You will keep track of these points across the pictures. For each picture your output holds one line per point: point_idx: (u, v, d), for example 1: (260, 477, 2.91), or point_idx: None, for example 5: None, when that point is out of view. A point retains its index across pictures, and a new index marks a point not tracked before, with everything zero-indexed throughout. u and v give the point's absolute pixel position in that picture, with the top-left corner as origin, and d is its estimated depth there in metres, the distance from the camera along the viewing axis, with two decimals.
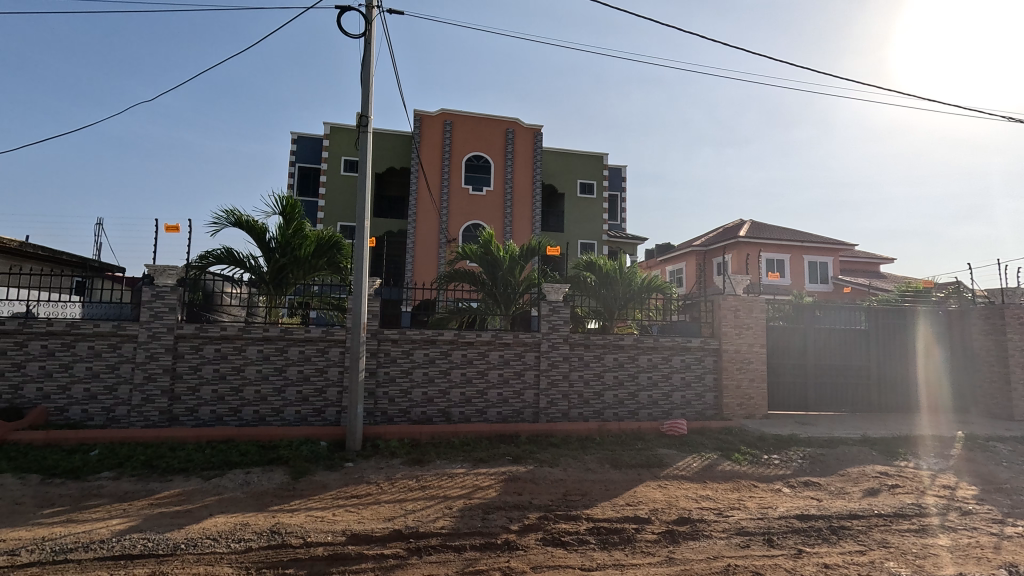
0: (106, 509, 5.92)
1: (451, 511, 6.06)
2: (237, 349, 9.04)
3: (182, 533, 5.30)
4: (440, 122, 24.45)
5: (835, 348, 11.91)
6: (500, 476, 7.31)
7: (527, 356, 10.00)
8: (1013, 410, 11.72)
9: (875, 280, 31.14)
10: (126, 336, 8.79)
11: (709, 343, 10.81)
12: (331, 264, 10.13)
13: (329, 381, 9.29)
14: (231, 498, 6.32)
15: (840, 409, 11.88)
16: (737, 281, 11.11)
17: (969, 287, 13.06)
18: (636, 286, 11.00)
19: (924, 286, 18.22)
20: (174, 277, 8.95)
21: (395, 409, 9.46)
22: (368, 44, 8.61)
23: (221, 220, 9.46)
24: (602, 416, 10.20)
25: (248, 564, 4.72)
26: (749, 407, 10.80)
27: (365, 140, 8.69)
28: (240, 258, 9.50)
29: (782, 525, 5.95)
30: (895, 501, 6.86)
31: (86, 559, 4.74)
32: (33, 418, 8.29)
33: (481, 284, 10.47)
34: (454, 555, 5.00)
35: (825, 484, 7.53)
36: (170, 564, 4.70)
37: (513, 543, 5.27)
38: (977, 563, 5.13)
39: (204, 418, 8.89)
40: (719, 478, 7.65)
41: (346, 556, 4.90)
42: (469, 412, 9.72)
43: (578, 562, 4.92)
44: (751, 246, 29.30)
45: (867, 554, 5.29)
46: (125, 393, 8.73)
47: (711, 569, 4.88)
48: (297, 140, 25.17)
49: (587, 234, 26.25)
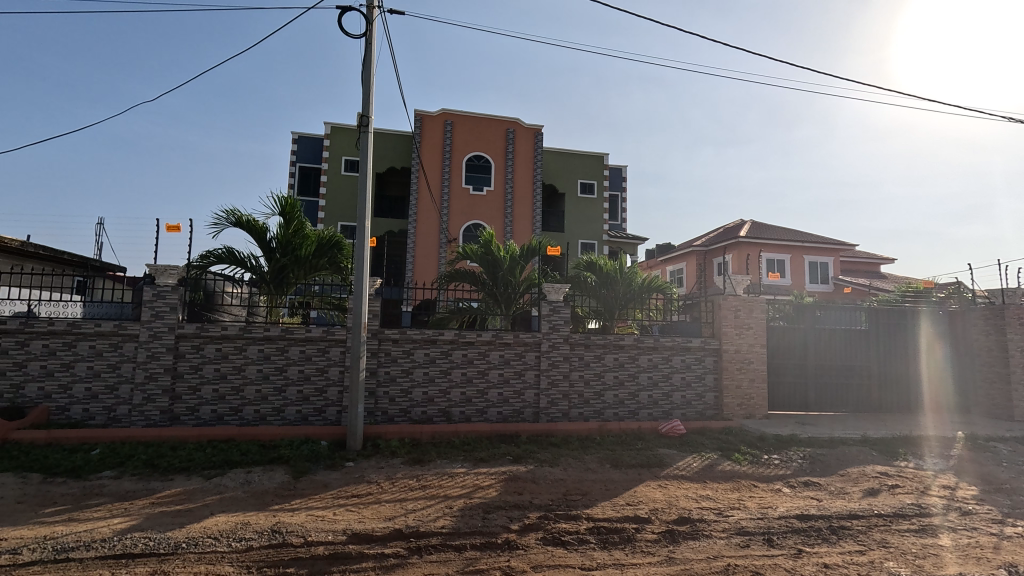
0: (108, 508, 5.93)
1: (451, 511, 6.06)
2: (238, 349, 9.06)
3: (183, 532, 5.31)
4: (440, 122, 24.47)
5: (836, 348, 11.91)
6: (500, 476, 7.31)
7: (527, 356, 10.01)
8: (1013, 410, 11.72)
9: (875, 281, 31.17)
10: (127, 335, 8.81)
11: (709, 343, 10.82)
12: (332, 264, 10.15)
13: (330, 380, 9.31)
14: (232, 497, 6.33)
15: (840, 410, 11.89)
16: (738, 281, 11.11)
17: (969, 288, 13.06)
18: (637, 286, 11.02)
19: (924, 287, 18.22)
20: (176, 277, 8.97)
21: (395, 409, 9.47)
22: (369, 44, 8.62)
23: (222, 220, 9.48)
24: (602, 416, 10.20)
25: (249, 563, 4.73)
26: (749, 407, 10.81)
27: (366, 140, 8.69)
28: (241, 258, 9.52)
29: (782, 525, 5.96)
30: (895, 501, 6.87)
31: (87, 558, 4.76)
32: (34, 417, 8.30)
33: (481, 284, 10.48)
34: (454, 555, 5.01)
35: (825, 484, 7.54)
36: (172, 563, 4.71)
37: (513, 542, 5.28)
38: (977, 563, 5.14)
39: (205, 417, 8.91)
40: (719, 478, 7.65)
41: (347, 555, 4.91)
42: (470, 412, 9.73)
43: (578, 562, 4.92)
44: (752, 246, 29.30)
45: (867, 554, 5.30)
46: (127, 393, 8.75)
47: (711, 569, 4.88)
48: (297, 140, 25.18)
49: (587, 234, 26.25)
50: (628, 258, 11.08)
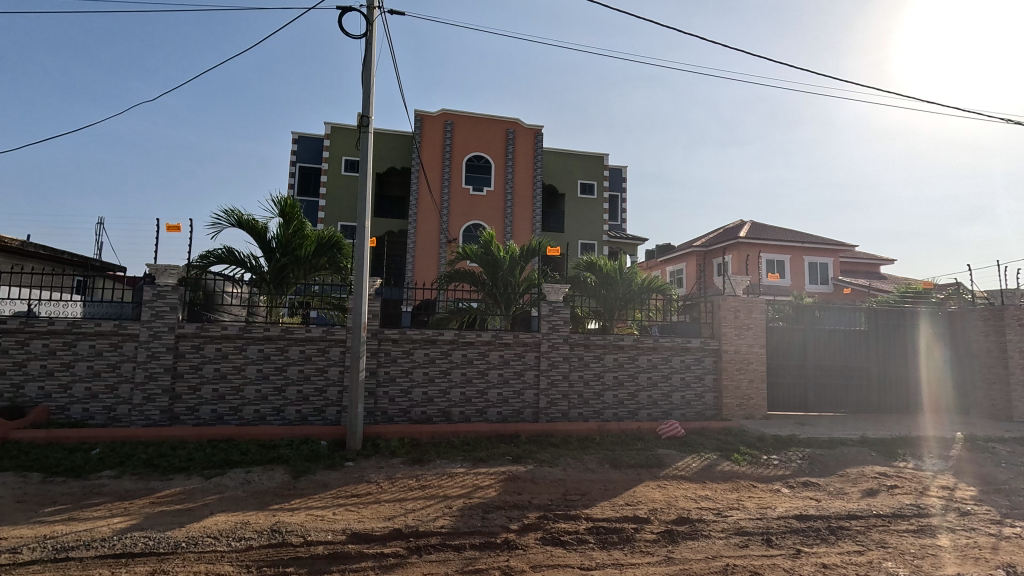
0: (108, 507, 5.94)
1: (451, 510, 6.07)
2: (238, 349, 9.06)
3: (183, 531, 5.33)
4: (440, 122, 24.48)
5: (836, 349, 11.93)
6: (500, 476, 7.32)
7: (527, 356, 10.02)
8: (1012, 410, 11.76)
9: (874, 281, 31.23)
10: (127, 335, 8.81)
11: (709, 343, 10.83)
12: (332, 264, 10.16)
13: (330, 380, 9.31)
14: (232, 496, 6.35)
15: (840, 410, 11.90)
16: (737, 281, 11.10)
17: (969, 288, 13.06)
18: (636, 286, 11.04)
19: (922, 287, 18.21)
20: (175, 277, 8.98)
21: (395, 409, 9.49)
22: (369, 45, 8.63)
23: (222, 220, 9.49)
24: (601, 416, 10.22)
25: (249, 563, 4.74)
26: (749, 407, 10.83)
27: (366, 140, 8.68)
28: (240, 258, 9.53)
29: (782, 525, 5.97)
30: (893, 501, 6.90)
31: (87, 557, 4.77)
32: (34, 417, 8.32)
33: (480, 284, 10.50)
34: (454, 554, 5.03)
35: (824, 484, 7.57)
36: (172, 562, 4.72)
37: (513, 542, 5.29)
38: (975, 564, 5.15)
39: (204, 417, 8.92)
40: (718, 478, 7.68)
41: (346, 555, 4.92)
42: (469, 412, 9.74)
43: (577, 562, 4.93)
44: (751, 247, 29.37)
45: (866, 554, 5.32)
46: (126, 393, 8.75)
47: (710, 569, 4.89)
48: (297, 140, 25.21)
49: (587, 234, 26.27)
50: (628, 259, 11.10)
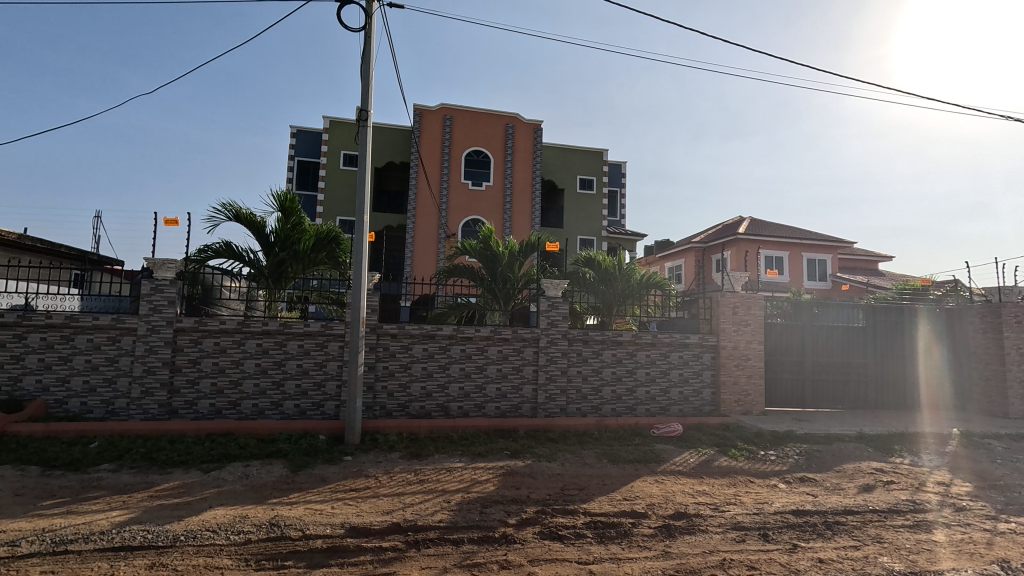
0: (106, 501, 5.95)
1: (449, 504, 6.11)
2: (237, 343, 9.06)
3: (181, 525, 5.33)
4: (439, 117, 24.39)
5: (834, 345, 11.97)
6: (498, 470, 7.36)
7: (526, 351, 10.03)
8: (1009, 407, 11.80)
9: (872, 279, 31.35)
10: (125, 329, 8.80)
11: (707, 339, 10.84)
12: (331, 258, 10.11)
13: (329, 374, 9.32)
14: (230, 490, 6.35)
15: (836, 406, 11.92)
16: (737, 277, 11.02)
17: (966, 287, 13.14)
18: (635, 282, 11.17)
19: (920, 285, 18.18)
20: (174, 270, 9.00)
21: (394, 404, 9.50)
22: (368, 38, 8.60)
23: (220, 213, 9.43)
24: (600, 411, 10.24)
25: (247, 556, 4.76)
26: (747, 404, 10.84)
27: (366, 132, 8.64)
28: (239, 252, 9.50)
29: (778, 520, 6.00)
30: (890, 497, 6.92)
31: (86, 549, 4.79)
32: (33, 410, 8.33)
33: (481, 279, 10.54)
34: (452, 548, 5.05)
35: (821, 480, 7.58)
36: (170, 555, 4.74)
37: (511, 536, 5.32)
38: (970, 559, 5.17)
39: (204, 411, 8.93)
40: (716, 474, 7.72)
41: (345, 547, 4.95)
42: (468, 407, 9.76)
43: (575, 555, 4.97)
44: (751, 244, 29.33)
45: (861, 550, 5.33)
46: (124, 387, 8.75)
47: (707, 563, 4.92)
48: (297, 135, 25.20)
49: (587, 229, 26.21)
50: (627, 254, 11.01)
